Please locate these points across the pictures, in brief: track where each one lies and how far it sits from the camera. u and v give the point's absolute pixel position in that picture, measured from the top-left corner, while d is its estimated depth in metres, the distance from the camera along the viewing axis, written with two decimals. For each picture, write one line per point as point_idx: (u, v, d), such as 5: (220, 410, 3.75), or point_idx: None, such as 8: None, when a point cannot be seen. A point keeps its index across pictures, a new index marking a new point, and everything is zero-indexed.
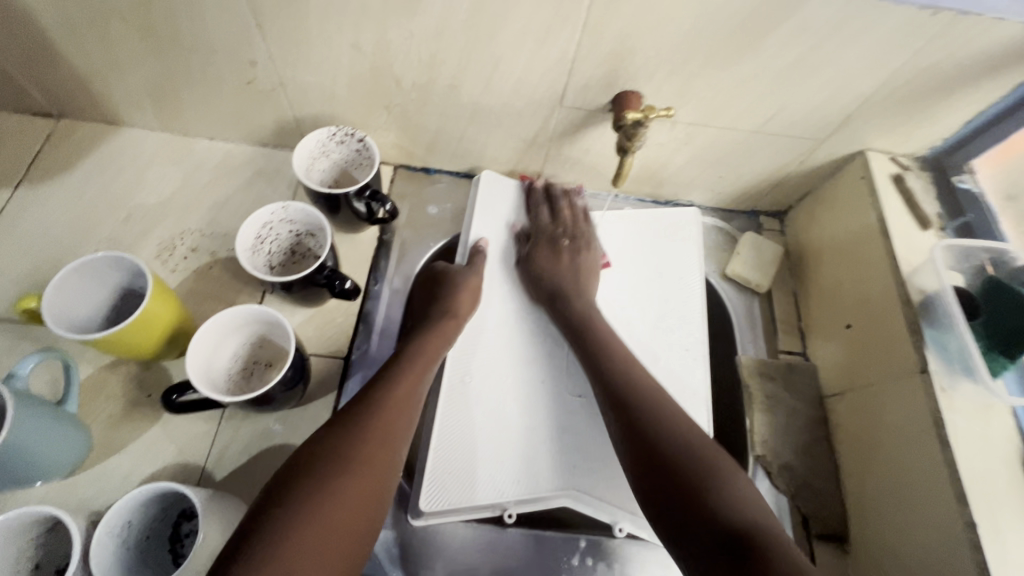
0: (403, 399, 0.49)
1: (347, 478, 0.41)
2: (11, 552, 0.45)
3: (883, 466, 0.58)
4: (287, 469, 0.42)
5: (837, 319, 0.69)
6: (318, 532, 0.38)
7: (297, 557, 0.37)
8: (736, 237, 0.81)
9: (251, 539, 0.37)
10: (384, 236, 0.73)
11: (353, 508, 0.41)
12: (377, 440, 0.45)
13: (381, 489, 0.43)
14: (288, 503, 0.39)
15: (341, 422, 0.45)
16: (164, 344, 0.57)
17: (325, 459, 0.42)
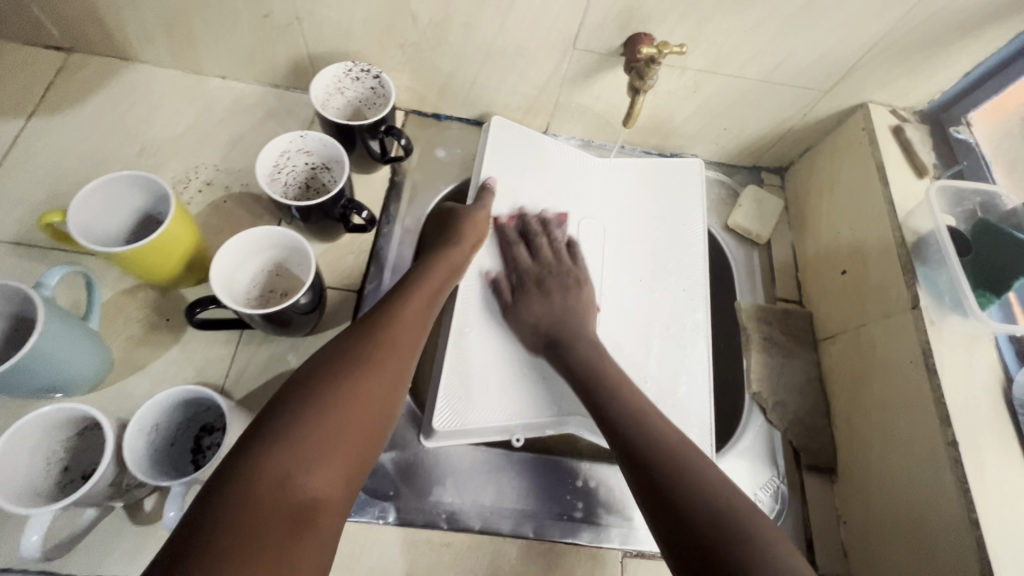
0: (414, 314, 0.51)
1: (362, 375, 0.44)
2: (43, 450, 0.46)
3: (873, 398, 0.61)
4: (303, 369, 0.44)
5: (832, 266, 0.71)
6: (335, 420, 0.40)
7: (310, 440, 0.39)
8: (737, 191, 0.83)
9: (267, 422, 0.39)
10: (395, 177, 0.74)
11: (365, 402, 0.42)
12: (389, 345, 0.47)
13: (393, 387, 0.45)
14: (305, 392, 0.41)
15: (355, 330, 0.47)
16: (183, 269, 0.59)
17: (340, 358, 0.44)
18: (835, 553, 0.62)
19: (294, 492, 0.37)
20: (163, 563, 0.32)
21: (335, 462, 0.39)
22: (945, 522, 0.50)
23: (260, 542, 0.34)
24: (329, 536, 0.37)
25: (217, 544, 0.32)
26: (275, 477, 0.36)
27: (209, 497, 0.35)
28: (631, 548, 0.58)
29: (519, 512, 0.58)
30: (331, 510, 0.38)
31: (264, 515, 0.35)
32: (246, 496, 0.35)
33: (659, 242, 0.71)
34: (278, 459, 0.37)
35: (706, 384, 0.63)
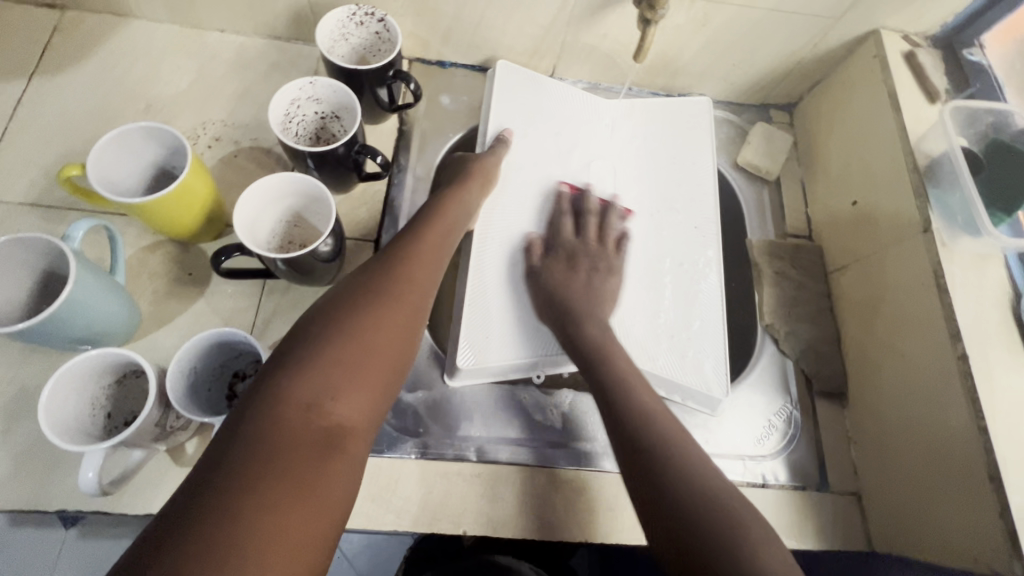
0: (427, 255, 0.52)
1: (380, 310, 0.45)
2: (88, 396, 0.48)
3: (883, 321, 0.63)
4: (324, 303, 0.45)
5: (841, 198, 0.72)
6: (356, 351, 0.42)
7: (333, 370, 0.40)
8: (746, 130, 0.83)
9: (291, 354, 0.40)
10: (403, 126, 0.74)
11: (384, 334, 0.44)
12: (404, 282, 0.48)
13: (410, 322, 0.46)
14: (326, 326, 0.42)
15: (372, 267, 0.49)
16: (201, 222, 0.59)
17: (359, 293, 0.45)
18: (847, 472, 0.65)
19: (322, 415, 0.38)
20: (202, 477, 0.33)
21: (360, 389, 0.41)
22: (956, 433, 0.52)
23: (293, 459, 0.35)
24: (357, 457, 0.39)
25: (253, 459, 0.34)
26: (302, 402, 0.38)
27: (242, 419, 0.37)
28: None
29: (544, 444, 0.61)
30: (358, 434, 0.39)
31: (295, 435, 0.36)
32: (276, 418, 0.37)
33: (669, 181, 0.71)
34: (304, 385, 0.39)
35: (721, 317, 0.64)
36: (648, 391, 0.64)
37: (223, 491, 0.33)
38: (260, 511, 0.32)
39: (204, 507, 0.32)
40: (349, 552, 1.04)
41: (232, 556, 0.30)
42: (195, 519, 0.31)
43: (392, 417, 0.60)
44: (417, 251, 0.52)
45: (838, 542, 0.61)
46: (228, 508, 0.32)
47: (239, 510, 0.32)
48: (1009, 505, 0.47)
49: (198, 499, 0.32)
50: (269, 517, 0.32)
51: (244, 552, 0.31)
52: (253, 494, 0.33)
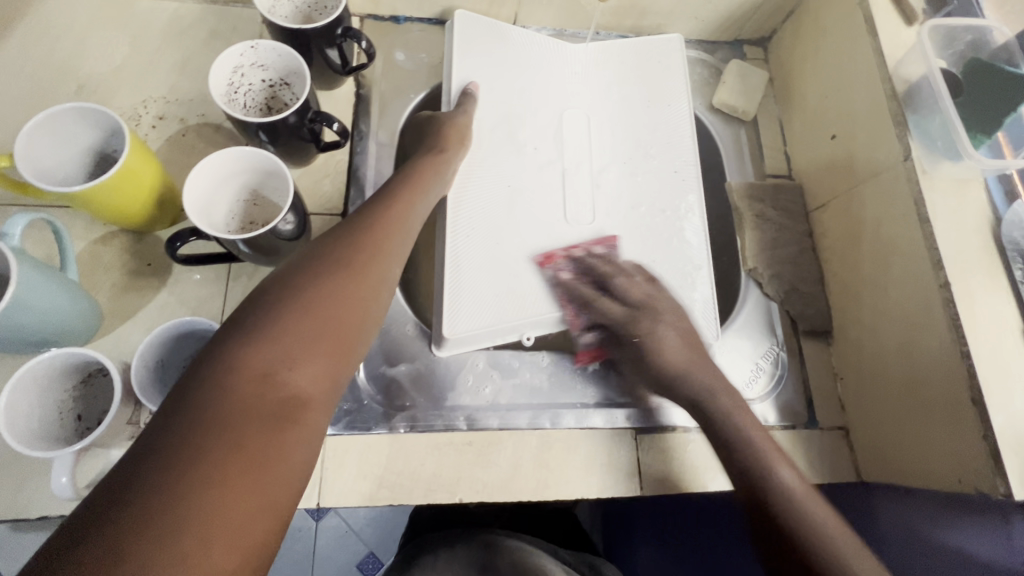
0: (395, 222, 0.50)
1: (343, 278, 0.43)
2: (51, 400, 0.46)
3: (865, 254, 0.62)
4: (287, 270, 0.43)
5: (820, 133, 0.70)
6: (313, 320, 0.40)
7: (291, 339, 0.38)
8: (720, 70, 0.80)
9: (249, 321, 0.38)
10: (360, 90, 0.69)
11: (347, 304, 0.42)
12: (370, 251, 0.46)
13: (375, 293, 0.44)
14: (289, 293, 0.40)
15: (338, 235, 0.46)
16: (154, 207, 0.55)
17: (323, 261, 0.43)
18: (834, 406, 0.65)
19: (276, 386, 0.36)
20: (148, 450, 0.31)
21: (321, 360, 0.39)
22: (937, 358, 0.52)
23: (243, 431, 0.34)
24: (312, 430, 0.37)
25: (198, 432, 0.32)
26: (255, 372, 0.36)
27: (189, 389, 0.35)
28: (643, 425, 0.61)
29: (533, 406, 0.60)
30: (314, 407, 0.38)
31: (247, 407, 0.35)
32: (226, 389, 0.35)
33: (643, 129, 0.68)
34: (257, 354, 0.37)
35: (704, 265, 0.63)
36: None
37: (170, 462, 0.31)
38: (205, 485, 0.31)
39: (143, 482, 0.30)
40: (354, 524, 1.07)
41: (172, 532, 0.29)
42: (133, 494, 0.29)
43: (378, 393, 0.59)
44: (385, 219, 0.49)
45: (827, 477, 0.62)
46: (175, 480, 0.30)
47: (181, 484, 0.30)
48: (991, 425, 0.47)
49: (138, 473, 0.30)
50: (213, 491, 0.31)
51: (186, 528, 0.29)
52: (201, 468, 0.31)
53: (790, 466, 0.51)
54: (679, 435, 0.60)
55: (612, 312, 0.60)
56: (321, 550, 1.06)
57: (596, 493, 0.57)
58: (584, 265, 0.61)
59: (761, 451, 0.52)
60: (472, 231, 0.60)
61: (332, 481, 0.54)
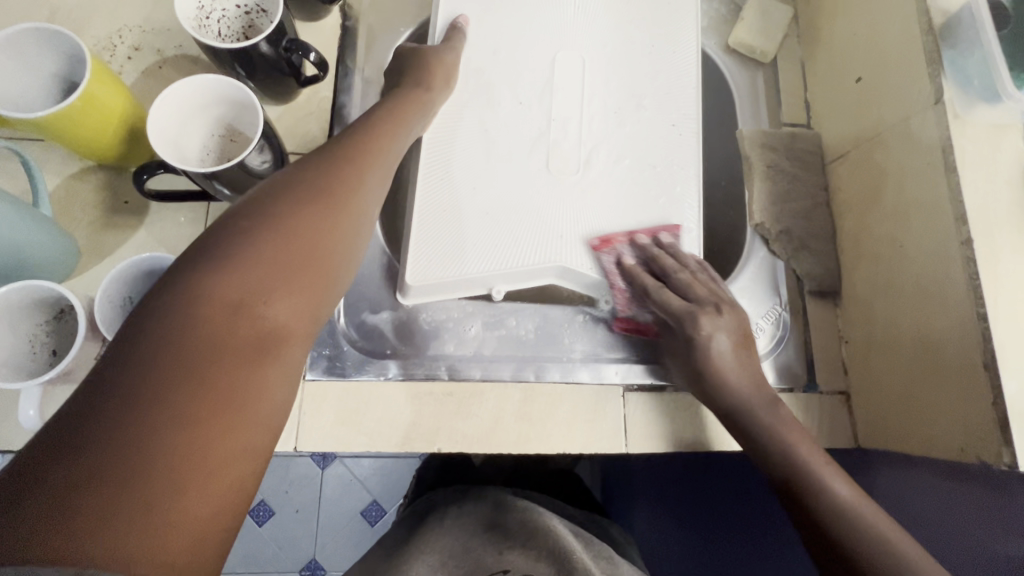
0: (376, 154, 0.46)
1: (322, 207, 0.39)
2: (23, 332, 0.45)
3: (885, 208, 0.57)
4: (257, 193, 0.39)
5: (846, 76, 0.64)
6: (290, 249, 0.36)
7: (262, 269, 0.35)
8: (740, 6, 0.73)
9: (214, 247, 0.35)
10: (345, 22, 0.65)
11: (325, 236, 0.38)
12: (351, 180, 0.42)
13: (353, 226, 0.41)
14: (261, 219, 0.36)
15: (316, 161, 0.42)
16: (126, 141, 0.53)
17: (298, 185, 0.39)
18: (836, 371, 0.62)
19: (251, 318, 0.33)
20: (104, 382, 0.28)
21: (296, 294, 0.36)
22: (956, 321, 0.48)
23: (216, 364, 0.31)
24: (291, 366, 0.35)
25: (166, 362, 0.29)
26: (228, 300, 0.33)
27: (148, 317, 0.31)
28: (631, 382, 0.59)
29: (517, 359, 0.59)
30: (292, 342, 0.35)
31: (217, 338, 0.31)
32: (195, 318, 0.31)
33: (646, 73, 0.63)
34: (227, 282, 0.33)
35: (695, 229, 0.60)
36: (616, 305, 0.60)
37: (129, 397, 0.28)
38: (176, 420, 0.28)
39: (105, 415, 0.27)
40: (357, 475, 1.09)
41: (142, 469, 0.26)
42: (88, 429, 0.27)
43: (358, 340, 0.58)
44: (368, 151, 0.45)
45: (823, 443, 0.60)
46: (134, 417, 0.27)
47: (148, 419, 0.28)
48: (1002, 393, 0.44)
49: (95, 405, 0.27)
50: (185, 427, 0.28)
51: (158, 464, 0.27)
52: (165, 403, 0.28)
53: (847, 480, 0.47)
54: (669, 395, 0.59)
55: (671, 304, 0.55)
56: (326, 496, 1.09)
57: (579, 450, 0.56)
58: (574, 217, 0.58)
59: (789, 441, 0.49)
60: (444, 176, 0.57)
61: (310, 426, 0.53)
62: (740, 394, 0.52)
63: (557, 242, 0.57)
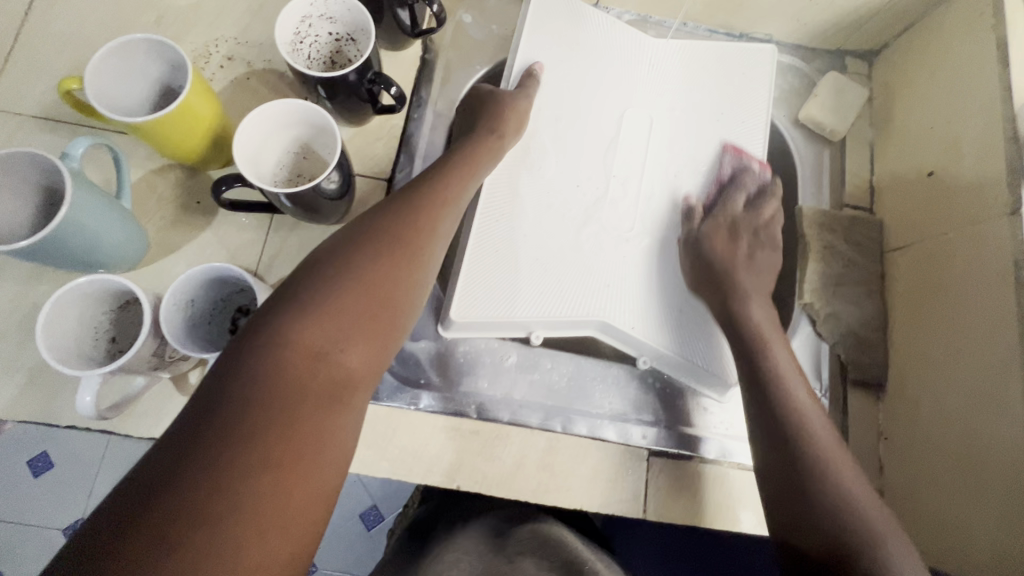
0: (450, 206, 0.47)
1: (400, 255, 0.41)
2: (90, 319, 0.48)
3: (944, 306, 0.56)
4: (336, 240, 0.41)
5: (918, 167, 0.63)
6: (367, 298, 0.38)
7: (341, 317, 0.36)
8: (814, 81, 0.73)
9: (299, 293, 0.37)
10: (426, 55, 0.67)
11: (398, 283, 0.40)
12: (423, 227, 0.43)
13: (423, 273, 0.42)
14: (342, 265, 0.38)
15: (391, 206, 0.44)
16: (208, 147, 0.56)
17: (375, 230, 0.41)
18: (871, 466, 0.60)
19: (329, 365, 0.35)
20: (196, 425, 0.30)
21: (370, 341, 0.38)
22: (1009, 441, 0.46)
23: (297, 410, 0.32)
24: (359, 414, 0.36)
25: (250, 410, 0.31)
26: (309, 349, 0.34)
27: (239, 358, 0.33)
28: (659, 447, 0.58)
29: (547, 407, 0.58)
30: (362, 388, 0.36)
31: (300, 386, 0.33)
32: (278, 364, 0.33)
33: (713, 140, 0.64)
34: (311, 328, 0.35)
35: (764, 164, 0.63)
36: (653, 366, 0.60)
37: (220, 442, 0.29)
38: (261, 467, 0.29)
39: (195, 458, 0.29)
40: (363, 478, 1.08)
41: (226, 513, 0.28)
42: (183, 472, 0.28)
43: (396, 364, 0.58)
44: (440, 196, 0.47)
45: None
46: (222, 462, 0.29)
47: (234, 463, 0.29)
48: None
49: (188, 449, 0.29)
50: (268, 474, 0.30)
51: (241, 510, 0.28)
52: (251, 449, 0.30)
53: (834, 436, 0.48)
54: (694, 465, 0.58)
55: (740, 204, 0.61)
56: None
57: (596, 508, 0.56)
58: (622, 276, 0.58)
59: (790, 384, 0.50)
60: (501, 217, 0.58)
61: None
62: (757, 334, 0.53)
63: (603, 298, 0.57)
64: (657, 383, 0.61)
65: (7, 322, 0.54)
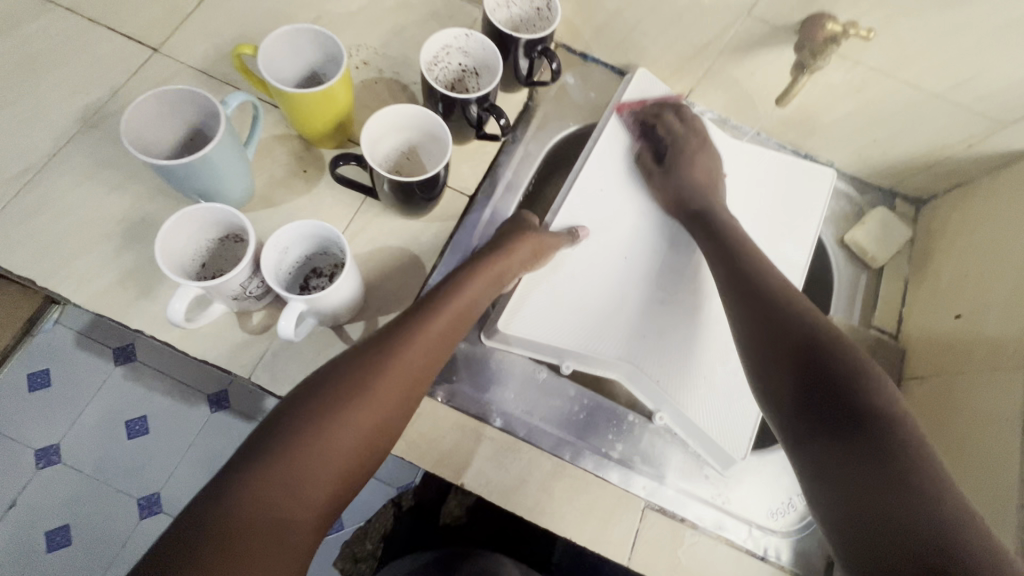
0: (445, 329, 0.50)
1: (373, 390, 0.44)
2: (195, 242, 0.54)
3: (955, 439, 0.59)
4: (326, 369, 0.45)
5: (947, 309, 0.68)
6: (329, 448, 0.42)
7: (305, 454, 0.41)
8: (864, 210, 0.80)
9: (273, 429, 0.42)
10: (529, 102, 0.76)
11: (367, 422, 0.44)
12: (407, 361, 0.47)
13: (397, 409, 0.46)
14: (316, 402, 0.43)
15: (383, 336, 0.48)
16: (330, 129, 0.65)
17: (359, 369, 0.45)
18: None
19: (280, 508, 0.39)
20: (155, 562, 0.35)
21: (325, 473, 0.41)
22: None
23: (240, 549, 0.37)
24: (301, 547, 0.40)
25: (202, 547, 0.36)
26: (262, 491, 0.39)
27: (204, 500, 0.38)
28: (655, 501, 0.60)
29: (560, 433, 0.61)
30: (305, 525, 0.40)
31: (245, 523, 0.37)
32: (273, 480, 0.39)
33: (759, 238, 0.72)
34: (275, 468, 0.40)
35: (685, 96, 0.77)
36: (666, 425, 0.63)
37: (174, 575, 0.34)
38: None
39: None
40: None
41: None
42: None
43: None
44: (435, 322, 0.50)
45: None
46: None
47: None
48: None
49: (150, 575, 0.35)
50: None
51: None
52: None
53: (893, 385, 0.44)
54: (682, 528, 0.60)
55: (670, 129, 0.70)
56: None
57: (584, 542, 0.58)
58: (657, 334, 0.63)
59: (839, 337, 0.48)
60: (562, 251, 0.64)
61: None
62: (762, 288, 0.54)
63: (635, 348, 0.62)
64: (662, 443, 0.63)
65: (117, 227, 0.60)
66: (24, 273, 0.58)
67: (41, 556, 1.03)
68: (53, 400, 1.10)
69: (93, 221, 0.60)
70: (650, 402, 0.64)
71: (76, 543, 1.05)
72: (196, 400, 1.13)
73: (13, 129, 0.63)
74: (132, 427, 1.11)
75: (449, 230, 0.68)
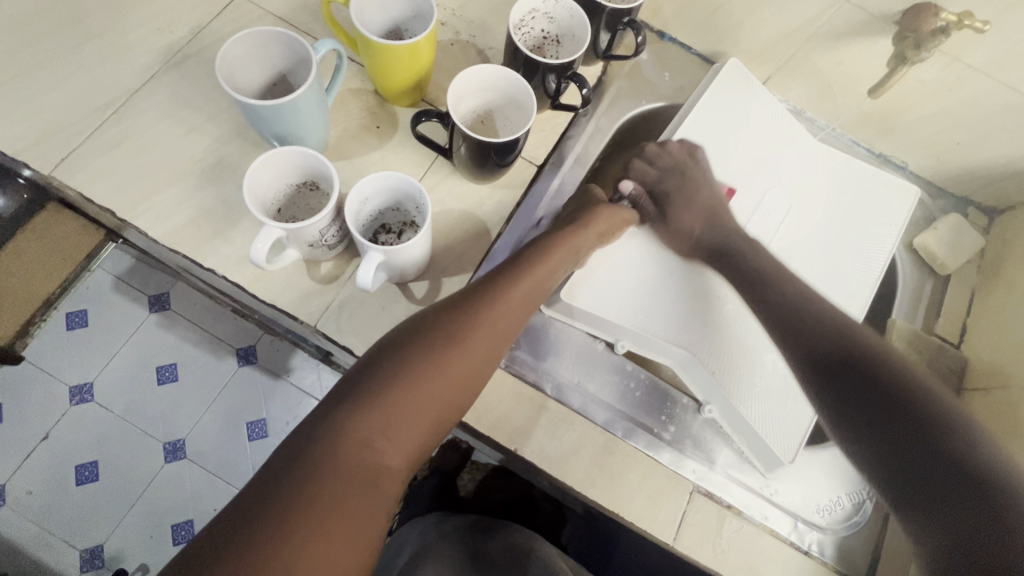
0: (526, 293, 0.50)
1: (458, 349, 0.45)
2: (276, 185, 0.54)
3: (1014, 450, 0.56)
4: (410, 328, 0.46)
5: (1017, 322, 0.66)
6: (416, 402, 0.42)
7: (396, 406, 0.41)
8: (935, 216, 0.78)
9: (363, 377, 0.42)
10: (603, 76, 0.75)
11: (451, 379, 0.44)
12: (490, 323, 0.47)
13: (480, 369, 0.46)
14: (403, 358, 0.43)
15: (465, 298, 0.48)
16: (410, 86, 0.64)
17: (445, 328, 0.45)
18: None
19: (373, 455, 0.40)
20: (258, 499, 0.36)
21: (411, 425, 0.42)
22: None
23: (340, 491, 0.38)
24: (392, 495, 0.41)
25: (305, 488, 0.37)
26: (357, 439, 0.40)
27: (304, 441, 0.39)
28: (703, 486, 0.60)
29: (612, 409, 0.62)
30: (397, 474, 0.41)
31: (344, 469, 0.38)
32: (366, 419, 0.40)
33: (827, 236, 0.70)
34: (368, 419, 0.40)
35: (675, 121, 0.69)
36: (711, 419, 0.63)
37: (278, 512, 0.36)
38: (310, 535, 0.36)
39: (257, 528, 0.35)
40: None
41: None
42: (244, 537, 0.35)
43: None
44: (517, 288, 0.49)
45: None
46: (278, 530, 0.35)
47: (290, 533, 0.35)
48: None
49: (258, 508, 0.36)
50: (311, 535, 0.36)
51: None
52: (298, 525, 0.36)
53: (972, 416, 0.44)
54: (729, 514, 0.60)
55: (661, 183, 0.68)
56: None
57: (631, 518, 0.58)
58: (716, 326, 0.63)
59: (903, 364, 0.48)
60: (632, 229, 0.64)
61: None
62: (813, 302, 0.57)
63: (693, 336, 0.62)
64: (710, 434, 0.63)
65: (196, 167, 0.61)
66: (104, 204, 0.59)
67: (72, 487, 0.99)
68: (87, 343, 1.03)
69: (170, 158, 0.61)
70: (699, 392, 0.64)
71: (106, 477, 1.00)
72: (227, 353, 1.07)
73: (95, 60, 0.63)
74: (162, 372, 1.04)
75: (517, 197, 0.67)
